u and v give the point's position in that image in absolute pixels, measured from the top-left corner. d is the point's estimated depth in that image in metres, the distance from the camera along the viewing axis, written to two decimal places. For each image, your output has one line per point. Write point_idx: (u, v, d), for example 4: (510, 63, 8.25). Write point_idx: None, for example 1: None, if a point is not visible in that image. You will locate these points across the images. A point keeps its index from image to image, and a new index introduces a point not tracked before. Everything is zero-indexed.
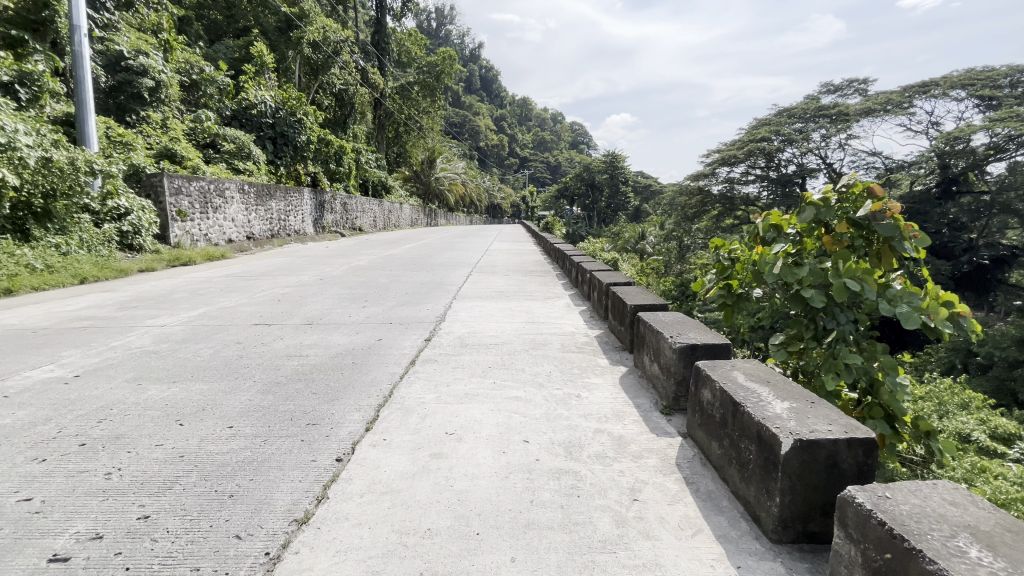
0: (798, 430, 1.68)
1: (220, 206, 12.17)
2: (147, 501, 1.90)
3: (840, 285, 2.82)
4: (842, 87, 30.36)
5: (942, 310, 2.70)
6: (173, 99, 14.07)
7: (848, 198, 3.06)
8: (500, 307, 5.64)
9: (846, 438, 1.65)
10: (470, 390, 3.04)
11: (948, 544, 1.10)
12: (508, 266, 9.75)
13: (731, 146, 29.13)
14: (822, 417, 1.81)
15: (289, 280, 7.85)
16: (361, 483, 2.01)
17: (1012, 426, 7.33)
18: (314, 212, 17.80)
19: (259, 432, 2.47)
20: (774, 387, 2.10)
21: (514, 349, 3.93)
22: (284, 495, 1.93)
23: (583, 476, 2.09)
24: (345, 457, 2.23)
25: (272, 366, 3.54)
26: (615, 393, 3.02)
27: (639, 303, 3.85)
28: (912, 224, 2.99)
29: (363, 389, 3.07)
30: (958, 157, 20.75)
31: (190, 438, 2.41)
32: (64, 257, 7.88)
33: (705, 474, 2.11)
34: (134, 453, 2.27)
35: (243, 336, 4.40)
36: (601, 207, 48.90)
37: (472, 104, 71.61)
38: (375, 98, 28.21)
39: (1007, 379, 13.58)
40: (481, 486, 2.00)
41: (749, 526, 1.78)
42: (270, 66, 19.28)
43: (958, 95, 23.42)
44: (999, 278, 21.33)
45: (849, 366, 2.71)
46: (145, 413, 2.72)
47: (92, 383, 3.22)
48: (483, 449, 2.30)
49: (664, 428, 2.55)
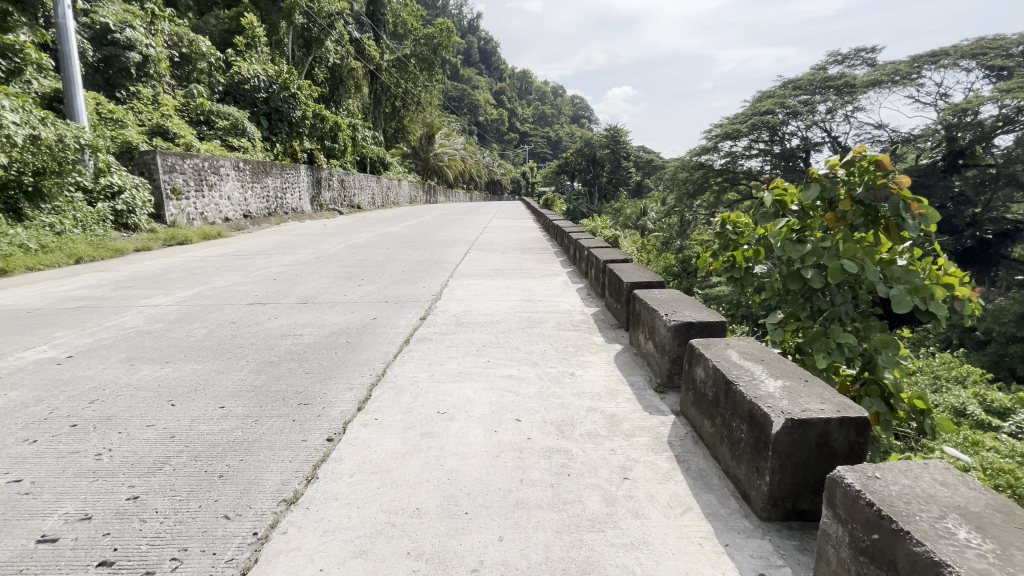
0: (789, 410, 1.65)
1: (216, 183, 12.05)
2: (136, 482, 1.89)
3: (838, 266, 2.82)
4: (850, 57, 29.49)
5: (938, 292, 2.71)
6: (162, 75, 13.84)
7: (856, 172, 2.98)
8: (497, 285, 5.59)
9: (839, 416, 1.61)
10: (463, 368, 3.03)
11: (936, 525, 1.08)
12: (506, 244, 9.66)
13: (734, 119, 28.42)
14: (815, 396, 1.76)
15: (285, 259, 7.77)
16: (352, 463, 2.01)
17: (1008, 400, 7.43)
18: (311, 189, 17.61)
19: (250, 413, 2.46)
20: (768, 366, 2.06)
21: (509, 327, 3.91)
22: (273, 475, 1.93)
23: (574, 455, 2.08)
24: (335, 437, 2.22)
25: (265, 345, 3.53)
26: (609, 372, 3.00)
27: (635, 280, 3.81)
28: (922, 199, 2.91)
29: (355, 368, 3.05)
30: (965, 129, 20.33)
31: (181, 419, 2.40)
32: (58, 236, 7.83)
33: (696, 452, 2.10)
34: (126, 433, 2.26)
35: (237, 315, 4.39)
36: (602, 182, 48.49)
37: (470, 77, 70.10)
38: (371, 71, 27.58)
39: (1004, 356, 13.77)
40: (471, 465, 2.00)
41: (737, 504, 1.77)
42: (262, 39, 18.74)
43: (968, 66, 22.82)
44: (1000, 252, 21.33)
45: (841, 346, 2.76)
46: (138, 394, 2.71)
47: (85, 363, 3.21)
48: (474, 428, 2.29)
49: (656, 407, 2.54)
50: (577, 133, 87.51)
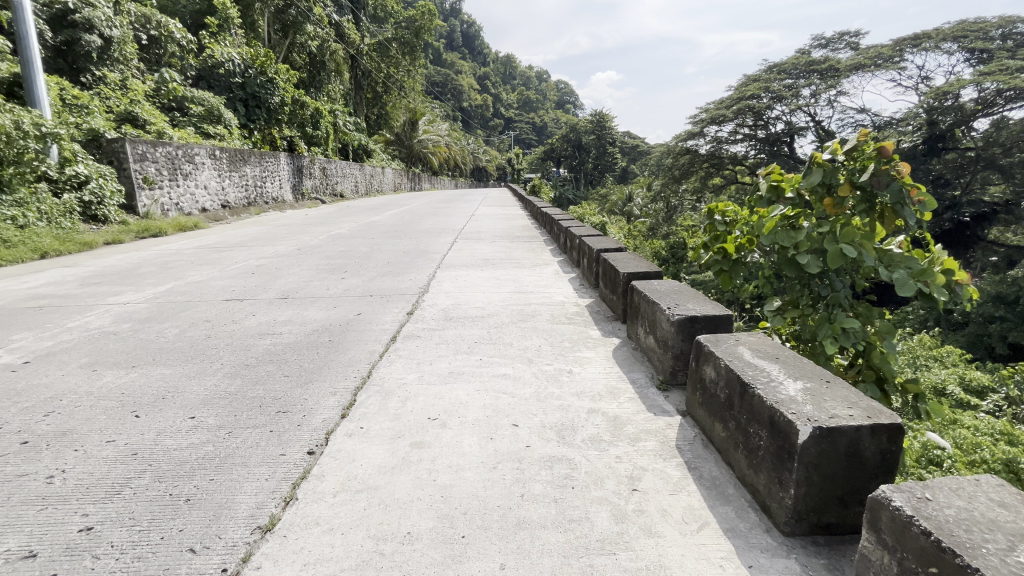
0: (817, 417, 1.50)
1: (191, 172, 11.57)
2: (90, 510, 1.69)
3: (836, 250, 2.73)
4: (834, 41, 29.43)
5: (940, 277, 2.62)
6: (129, 59, 13.20)
7: (857, 157, 2.85)
8: (486, 276, 5.41)
9: (871, 423, 1.46)
10: (454, 368, 2.85)
11: (1008, 561, 0.94)
12: (494, 232, 9.47)
13: (719, 104, 28.26)
14: (840, 399, 1.61)
15: (265, 251, 7.45)
16: (336, 480, 1.83)
17: (985, 379, 7.72)
18: (292, 177, 17.13)
19: (223, 423, 2.26)
20: (784, 365, 1.91)
21: (501, 322, 3.73)
22: (246, 498, 1.74)
23: (577, 464, 1.93)
24: (317, 451, 2.03)
25: (242, 346, 3.30)
26: (609, 368, 2.85)
27: (632, 270, 3.65)
28: (921, 186, 2.80)
29: (338, 370, 2.85)
30: (945, 113, 20.47)
31: (145, 433, 2.19)
32: (21, 230, 7.39)
33: (708, 458, 1.96)
34: (82, 452, 2.05)
35: (213, 313, 4.14)
36: (588, 167, 48.37)
37: (453, 61, 68.88)
38: (351, 55, 26.83)
39: (982, 335, 14.19)
40: (466, 479, 1.83)
41: (758, 517, 1.64)
42: (235, 21, 18.01)
43: (949, 49, 22.93)
44: (976, 234, 21.78)
45: (846, 332, 2.69)
46: (99, 404, 2.48)
47: (42, 370, 2.96)
48: (469, 436, 2.12)
49: (661, 406, 2.39)
50: (562, 119, 86.83)
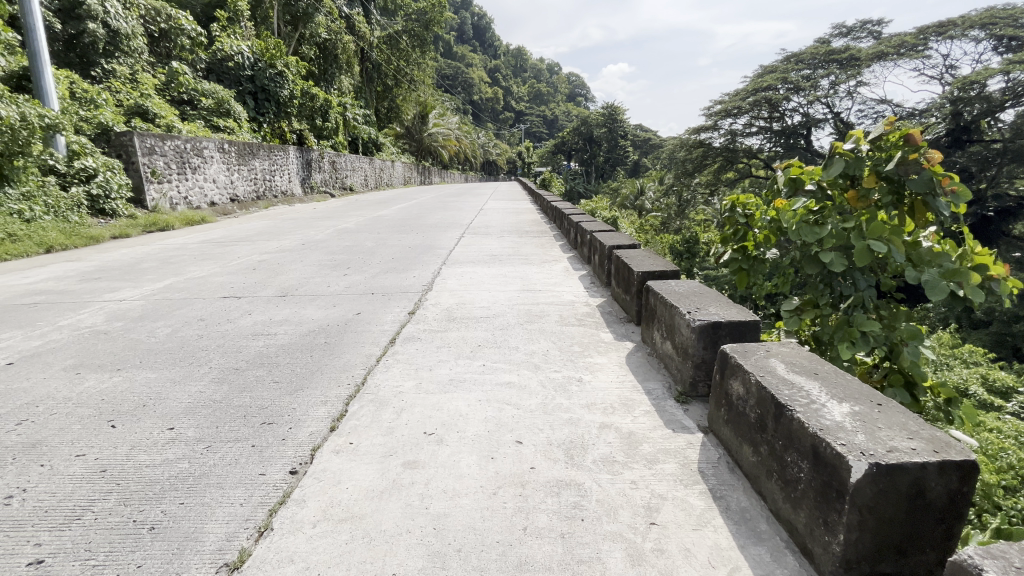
0: (870, 450, 1.27)
1: (199, 165, 11.49)
2: (45, 539, 1.52)
3: (862, 248, 2.48)
4: (855, 29, 28.52)
5: (975, 277, 2.33)
6: (139, 52, 13.10)
7: (883, 146, 2.59)
8: (494, 273, 5.19)
9: (938, 460, 1.23)
10: (455, 375, 2.65)
11: None
12: (502, 227, 9.25)
13: (735, 95, 27.59)
14: (896, 428, 1.38)
15: (269, 246, 7.31)
16: (317, 506, 1.64)
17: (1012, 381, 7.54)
18: (301, 171, 17.04)
19: (202, 436, 2.08)
20: (824, 383, 1.67)
21: (507, 323, 3.52)
22: (216, 528, 1.55)
23: (588, 491, 1.72)
24: (300, 470, 1.84)
25: (233, 348, 3.12)
26: (622, 376, 2.64)
27: (647, 269, 3.41)
28: (953, 175, 2.54)
29: (332, 376, 2.67)
30: (973, 103, 19.63)
31: (118, 447, 2.02)
32: (27, 224, 7.33)
33: (735, 485, 1.74)
34: (48, 468, 1.88)
35: (208, 311, 3.98)
36: (600, 161, 47.78)
37: (464, 55, 68.43)
38: (362, 49, 26.62)
39: (1006, 335, 13.70)
40: (463, 507, 1.63)
41: (795, 560, 1.42)
42: (245, 14, 17.89)
43: (977, 36, 22.06)
44: (1001, 229, 21.20)
45: (866, 336, 2.46)
46: (75, 413, 2.33)
47: (24, 373, 2.81)
48: (467, 455, 1.92)
49: (680, 422, 2.17)
50: (573, 112, 85.96)
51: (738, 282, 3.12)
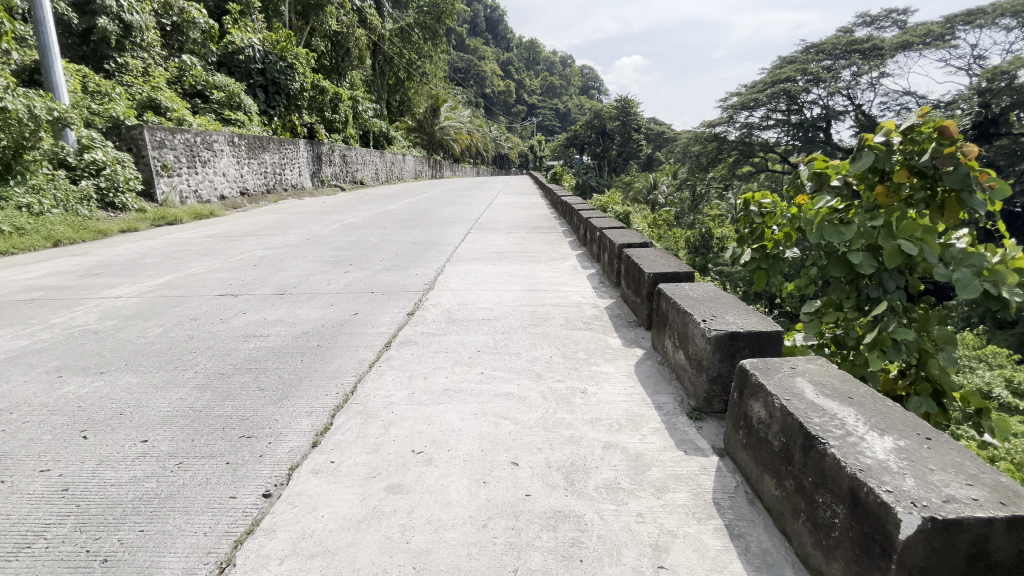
0: (922, 500, 1.07)
1: (209, 159, 11.45)
2: None
3: (892, 248, 2.24)
4: (879, 18, 27.59)
5: (1013, 276, 2.08)
6: (153, 46, 13.05)
7: (916, 138, 2.33)
8: (499, 271, 5.01)
9: (1006, 515, 1.03)
10: (450, 385, 2.47)
11: None
12: (510, 222, 9.03)
13: (753, 87, 26.90)
14: (952, 472, 1.17)
15: (273, 241, 7.19)
16: (287, 539, 1.48)
17: None
18: (311, 165, 16.96)
19: (176, 451, 1.94)
20: (861, 411, 1.46)
21: (509, 326, 3.34)
22: (173, 561, 1.41)
23: (588, 524, 1.54)
24: (273, 493, 1.69)
25: (222, 352, 2.98)
26: (630, 388, 2.44)
27: (659, 270, 3.19)
28: (992, 170, 2.28)
29: (320, 384, 2.51)
30: (1002, 95, 18.87)
31: (86, 462, 1.88)
32: (36, 218, 7.31)
33: (756, 521, 1.55)
34: (8, 485, 1.75)
35: (202, 310, 3.86)
36: (613, 155, 47.21)
37: (476, 48, 67.81)
38: (373, 41, 26.40)
39: None
40: (448, 541, 1.47)
41: None
42: (255, 6, 17.79)
43: (1008, 25, 21.20)
44: None
45: (898, 344, 2.20)
46: (49, 421, 2.20)
47: (6, 375, 2.71)
48: (457, 479, 1.75)
49: (692, 442, 1.97)
50: (585, 104, 84.97)
51: (756, 283, 2.88)
